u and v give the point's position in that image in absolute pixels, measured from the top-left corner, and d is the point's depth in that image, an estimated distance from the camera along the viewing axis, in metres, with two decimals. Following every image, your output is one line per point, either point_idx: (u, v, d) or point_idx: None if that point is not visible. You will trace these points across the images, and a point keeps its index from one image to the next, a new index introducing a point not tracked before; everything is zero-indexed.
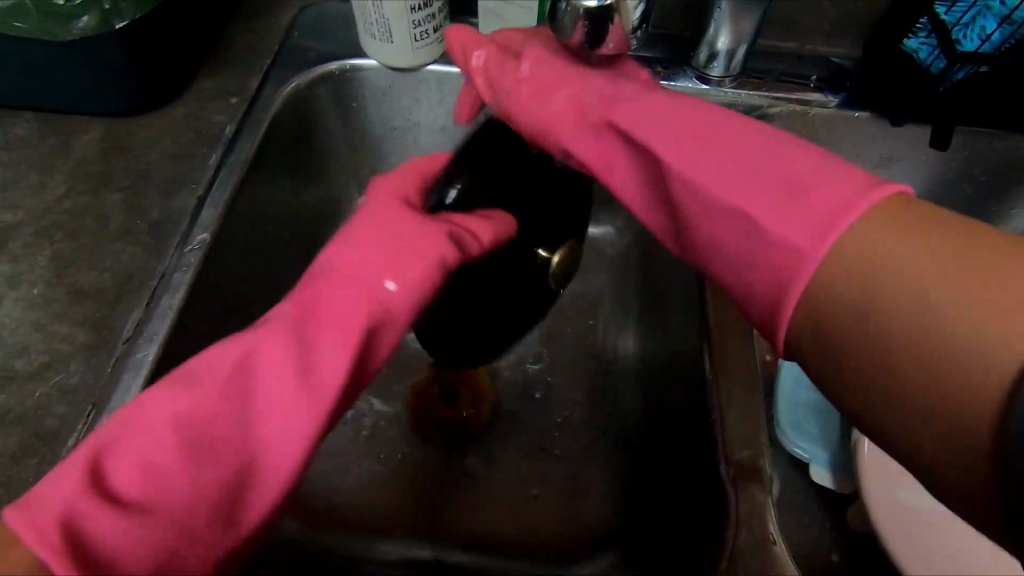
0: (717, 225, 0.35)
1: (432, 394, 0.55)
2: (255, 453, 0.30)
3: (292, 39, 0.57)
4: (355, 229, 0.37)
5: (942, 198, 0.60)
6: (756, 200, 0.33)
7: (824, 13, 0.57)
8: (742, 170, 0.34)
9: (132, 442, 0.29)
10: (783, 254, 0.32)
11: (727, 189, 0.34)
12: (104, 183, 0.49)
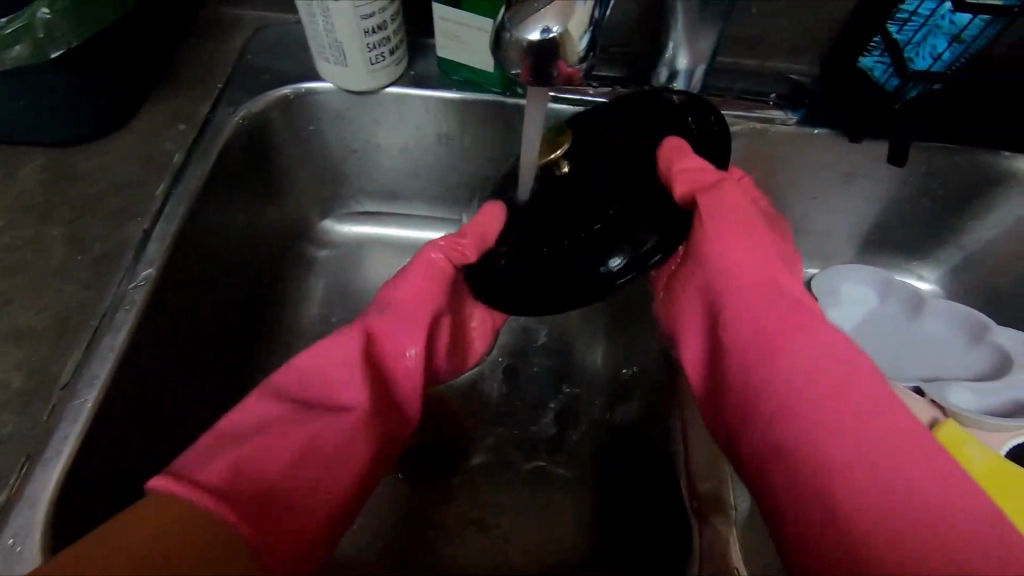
0: (798, 430, 0.36)
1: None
2: (333, 395, 0.41)
3: (245, 63, 0.56)
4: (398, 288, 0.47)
5: (902, 212, 0.61)
6: (875, 434, 0.34)
7: (782, 30, 0.57)
8: (868, 402, 0.35)
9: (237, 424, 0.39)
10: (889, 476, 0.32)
11: (830, 402, 0.36)
12: (45, 216, 0.47)
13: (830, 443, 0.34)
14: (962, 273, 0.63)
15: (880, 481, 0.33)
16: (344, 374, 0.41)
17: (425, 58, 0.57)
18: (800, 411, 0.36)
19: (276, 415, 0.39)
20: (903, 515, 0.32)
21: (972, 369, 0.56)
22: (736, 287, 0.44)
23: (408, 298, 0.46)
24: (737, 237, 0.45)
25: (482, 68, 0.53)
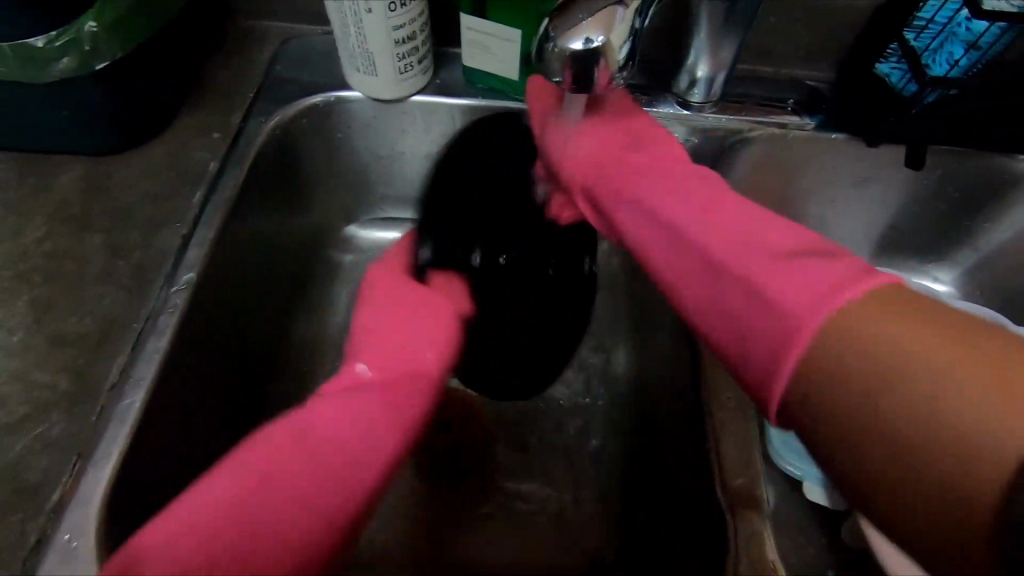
0: (667, 269, 0.37)
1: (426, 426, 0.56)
2: (325, 479, 0.35)
3: (274, 73, 0.57)
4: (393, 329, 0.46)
5: (917, 215, 0.62)
6: (740, 234, 0.34)
7: (798, 40, 0.58)
8: (708, 209, 0.37)
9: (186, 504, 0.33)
10: (761, 271, 0.32)
11: (706, 219, 0.36)
12: (85, 224, 0.48)
13: (699, 265, 0.35)
14: (978, 275, 0.64)
15: (762, 259, 0.32)
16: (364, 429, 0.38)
17: (450, 67, 0.58)
18: (670, 246, 0.37)
19: (262, 461, 0.35)
20: (752, 305, 0.31)
21: None
22: (585, 161, 0.47)
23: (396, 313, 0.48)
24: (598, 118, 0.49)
25: (506, 76, 0.55)
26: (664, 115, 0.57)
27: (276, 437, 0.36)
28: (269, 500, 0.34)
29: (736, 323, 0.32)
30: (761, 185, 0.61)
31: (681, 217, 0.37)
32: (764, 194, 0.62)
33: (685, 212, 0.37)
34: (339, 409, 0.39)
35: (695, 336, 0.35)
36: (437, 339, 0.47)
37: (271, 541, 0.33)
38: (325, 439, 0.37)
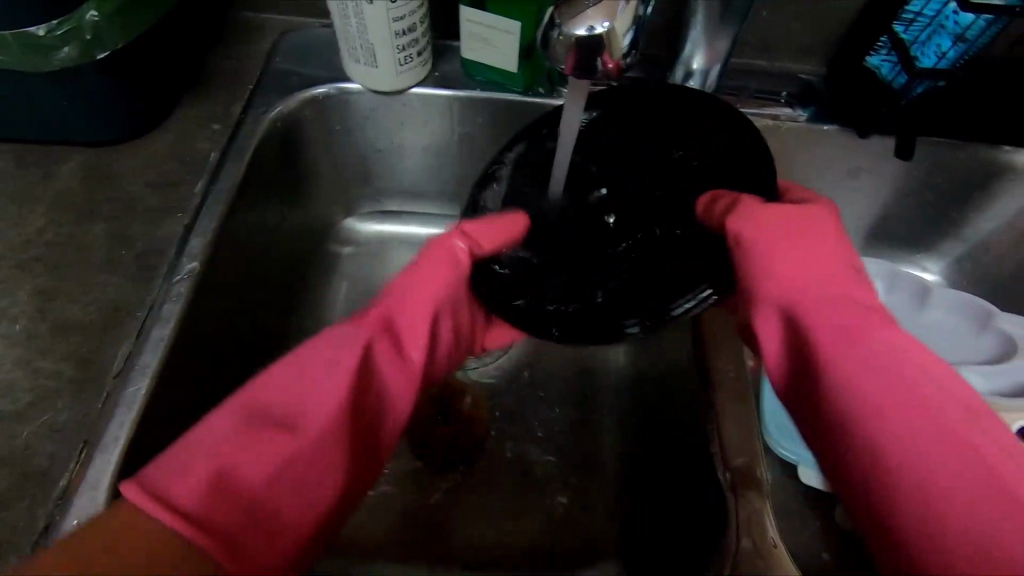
0: (883, 445, 0.36)
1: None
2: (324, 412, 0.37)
3: (274, 65, 0.57)
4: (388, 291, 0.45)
5: (906, 206, 0.63)
6: (943, 443, 0.36)
7: (790, 34, 0.60)
8: (929, 410, 0.37)
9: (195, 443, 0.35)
10: (982, 512, 0.34)
11: (955, 417, 0.36)
12: (87, 213, 0.48)
13: (919, 460, 0.35)
14: (965, 263, 0.65)
15: (1014, 498, 0.34)
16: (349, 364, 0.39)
17: (449, 60, 0.59)
18: (885, 432, 0.37)
19: (251, 406, 0.37)
20: (986, 526, 0.34)
21: (980, 354, 0.59)
22: (782, 290, 0.43)
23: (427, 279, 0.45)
24: (787, 234, 0.43)
25: (504, 68, 0.55)
26: None
27: (279, 378, 0.39)
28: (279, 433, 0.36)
29: (948, 519, 0.34)
30: None
31: (877, 400, 0.37)
32: None
33: (936, 394, 0.37)
34: (322, 351, 0.40)
35: (874, 499, 0.36)
36: (435, 289, 0.45)
37: (275, 463, 0.35)
38: (318, 376, 0.39)
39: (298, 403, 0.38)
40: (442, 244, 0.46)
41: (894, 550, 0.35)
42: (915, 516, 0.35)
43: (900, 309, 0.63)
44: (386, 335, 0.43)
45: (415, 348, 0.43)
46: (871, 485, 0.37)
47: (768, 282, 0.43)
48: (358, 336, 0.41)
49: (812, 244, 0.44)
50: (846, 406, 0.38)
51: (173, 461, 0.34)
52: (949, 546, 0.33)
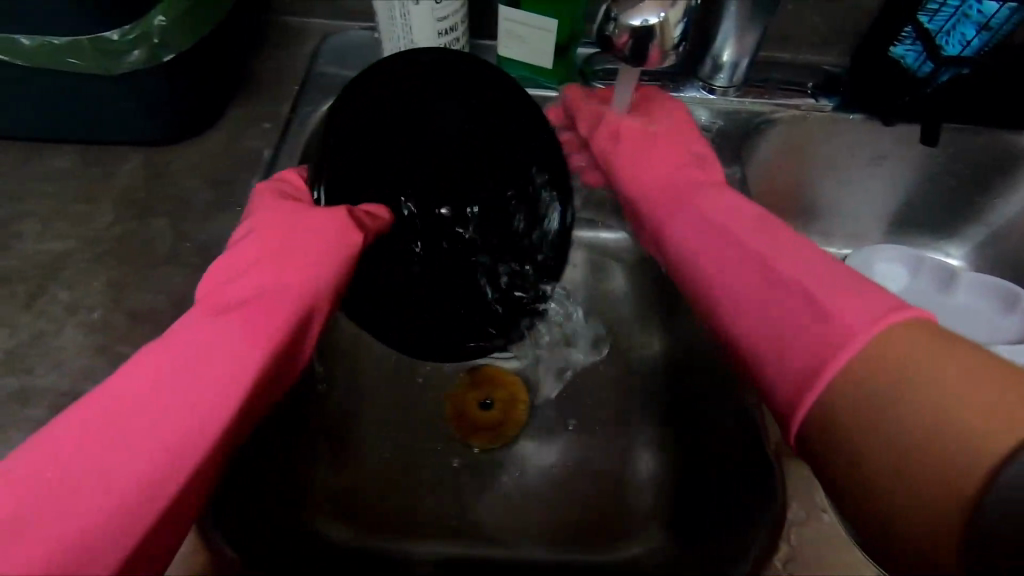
0: (697, 282, 0.40)
1: (468, 403, 0.58)
2: (167, 443, 0.30)
3: (317, 66, 0.60)
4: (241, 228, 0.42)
5: (930, 192, 0.65)
6: (762, 266, 0.36)
7: (814, 26, 0.61)
8: (728, 241, 0.39)
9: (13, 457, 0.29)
10: (810, 321, 0.33)
11: (761, 236, 0.38)
12: (149, 209, 0.50)
13: (732, 284, 0.37)
14: (988, 248, 0.67)
15: (767, 268, 0.36)
16: (218, 368, 0.33)
17: (485, 58, 0.61)
18: (697, 264, 0.40)
19: (71, 419, 0.30)
20: (792, 322, 0.33)
21: (1008, 335, 0.61)
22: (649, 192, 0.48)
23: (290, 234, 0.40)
24: (640, 146, 0.50)
25: (538, 64, 0.58)
26: (689, 99, 0.60)
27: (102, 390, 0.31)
28: (104, 454, 0.29)
29: (755, 327, 0.35)
30: (782, 166, 0.64)
31: (699, 246, 0.40)
32: (784, 175, 0.65)
33: (727, 240, 0.39)
34: (171, 342, 0.34)
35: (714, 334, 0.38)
36: (305, 253, 0.39)
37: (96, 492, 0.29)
38: (158, 393, 0.31)
39: (136, 405, 0.31)
40: (292, 194, 0.44)
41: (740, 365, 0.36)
42: (738, 332, 0.36)
43: (926, 293, 0.65)
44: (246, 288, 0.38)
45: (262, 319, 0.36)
46: (711, 319, 0.38)
47: (632, 189, 0.49)
48: (219, 325, 0.35)
49: (665, 152, 0.49)
50: (680, 261, 0.42)
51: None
52: (766, 346, 0.34)
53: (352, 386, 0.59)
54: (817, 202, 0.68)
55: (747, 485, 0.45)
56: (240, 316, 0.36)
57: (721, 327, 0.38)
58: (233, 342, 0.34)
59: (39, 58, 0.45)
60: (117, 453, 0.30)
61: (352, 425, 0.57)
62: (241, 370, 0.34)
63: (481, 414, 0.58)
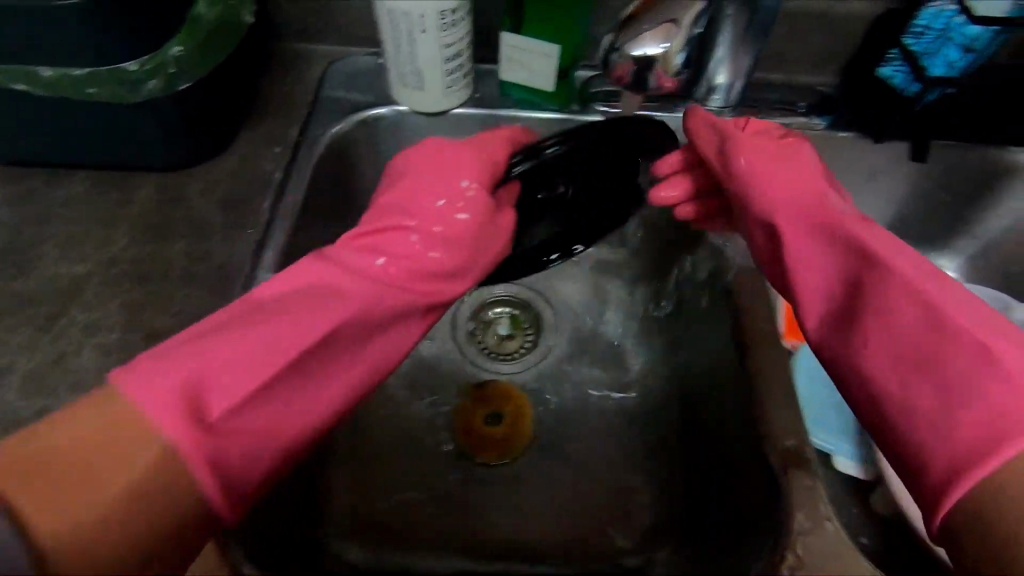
0: (876, 317, 0.36)
1: (475, 416, 0.60)
2: (337, 400, 0.36)
3: (325, 91, 0.61)
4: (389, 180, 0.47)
5: (921, 207, 0.67)
6: (942, 306, 0.34)
7: (805, 47, 0.63)
8: (913, 280, 0.35)
9: (255, 334, 0.34)
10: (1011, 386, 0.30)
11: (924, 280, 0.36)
12: (164, 232, 0.51)
13: (932, 329, 0.33)
14: (979, 260, 0.69)
15: (934, 318, 0.34)
16: (381, 342, 0.40)
17: (488, 82, 0.63)
18: (897, 310, 0.35)
19: (301, 336, 0.35)
20: (983, 372, 0.31)
21: None
22: (780, 208, 0.44)
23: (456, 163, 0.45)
24: (769, 156, 0.46)
25: (541, 88, 0.60)
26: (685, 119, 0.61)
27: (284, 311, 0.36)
28: (284, 388, 0.34)
29: (943, 373, 0.32)
30: None
31: (881, 274, 0.36)
32: None
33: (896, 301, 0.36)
34: (377, 290, 0.40)
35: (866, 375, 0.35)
36: (473, 240, 0.44)
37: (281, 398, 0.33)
38: (338, 343, 0.37)
39: (324, 353, 0.36)
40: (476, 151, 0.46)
41: (892, 432, 0.33)
42: (903, 369, 0.34)
43: None
44: (426, 256, 0.43)
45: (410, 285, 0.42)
46: (878, 350, 0.35)
47: (765, 198, 0.44)
48: (435, 285, 0.43)
49: (806, 172, 0.46)
50: (841, 287, 0.39)
51: (183, 348, 0.32)
52: (954, 405, 0.31)
53: (362, 404, 0.60)
54: None
55: (753, 496, 0.46)
56: (396, 273, 0.41)
57: (882, 361, 0.34)
58: (397, 314, 0.41)
59: (59, 88, 0.46)
60: (292, 392, 0.34)
61: (363, 441, 0.58)
62: (397, 347, 0.41)
63: (488, 429, 0.59)
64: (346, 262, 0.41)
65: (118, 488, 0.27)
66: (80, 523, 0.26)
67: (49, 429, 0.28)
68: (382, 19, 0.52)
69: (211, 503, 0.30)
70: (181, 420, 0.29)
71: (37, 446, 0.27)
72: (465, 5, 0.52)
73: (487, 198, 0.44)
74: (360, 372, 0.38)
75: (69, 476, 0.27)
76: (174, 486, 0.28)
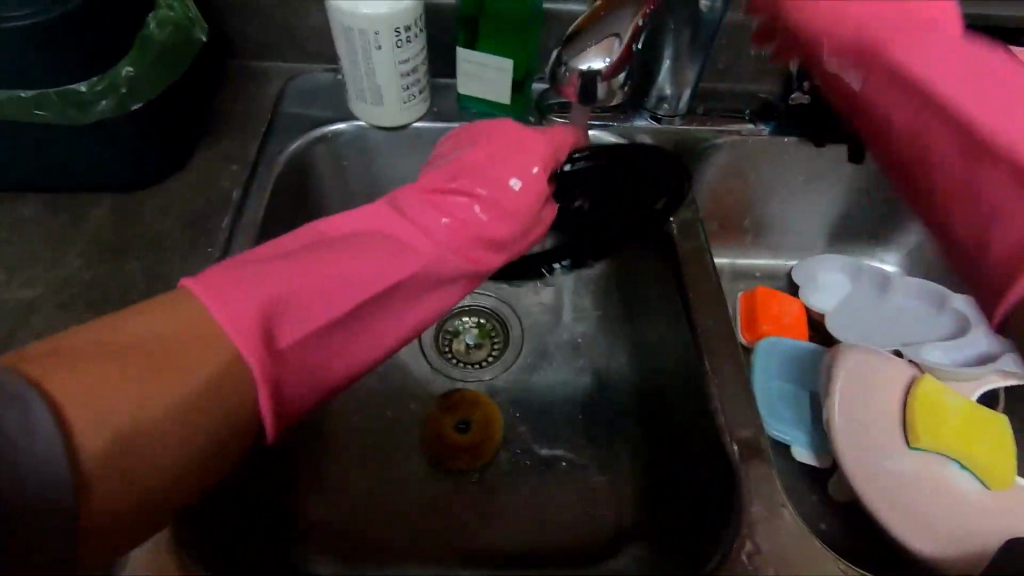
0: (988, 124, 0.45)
1: (445, 426, 0.59)
2: (393, 337, 0.46)
3: (283, 108, 0.62)
4: (491, 136, 0.51)
5: (862, 205, 0.71)
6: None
7: (746, 58, 0.67)
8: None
9: (322, 266, 0.42)
10: None
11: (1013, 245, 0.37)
12: (119, 252, 0.51)
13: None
14: (918, 253, 0.73)
15: None
16: (428, 301, 0.48)
17: (445, 96, 0.64)
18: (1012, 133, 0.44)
19: (368, 275, 0.44)
20: None
21: (942, 330, 0.66)
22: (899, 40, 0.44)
23: (507, 149, 0.50)
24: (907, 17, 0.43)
25: (497, 100, 0.61)
26: (637, 127, 0.64)
27: (363, 253, 0.44)
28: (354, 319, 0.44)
29: None
30: (730, 186, 0.69)
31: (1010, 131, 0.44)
32: (732, 194, 0.69)
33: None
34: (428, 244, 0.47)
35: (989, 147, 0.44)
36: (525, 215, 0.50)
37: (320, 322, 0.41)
38: (398, 289, 0.45)
39: (392, 293, 0.45)
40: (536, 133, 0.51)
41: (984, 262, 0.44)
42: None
43: (866, 297, 0.70)
44: (479, 217, 0.48)
45: (457, 247, 0.48)
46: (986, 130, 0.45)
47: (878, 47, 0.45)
48: (475, 247, 0.48)
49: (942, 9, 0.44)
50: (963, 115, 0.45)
51: (283, 270, 0.41)
52: None
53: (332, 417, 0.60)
54: (764, 219, 0.73)
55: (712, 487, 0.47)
56: (456, 233, 0.48)
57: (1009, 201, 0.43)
58: (450, 275, 0.48)
59: (8, 109, 0.45)
60: (355, 329, 0.44)
61: (335, 454, 0.58)
62: (443, 305, 0.48)
63: (459, 437, 0.59)
64: (413, 217, 0.48)
65: (168, 404, 0.33)
66: (141, 428, 0.32)
67: (94, 356, 0.33)
68: (337, 37, 0.53)
69: (251, 418, 0.37)
70: (252, 341, 0.37)
71: (90, 356, 0.33)
72: (418, 21, 0.53)
73: (523, 176, 0.49)
74: (412, 318, 0.47)
75: (133, 377, 0.33)
76: (220, 408, 0.35)
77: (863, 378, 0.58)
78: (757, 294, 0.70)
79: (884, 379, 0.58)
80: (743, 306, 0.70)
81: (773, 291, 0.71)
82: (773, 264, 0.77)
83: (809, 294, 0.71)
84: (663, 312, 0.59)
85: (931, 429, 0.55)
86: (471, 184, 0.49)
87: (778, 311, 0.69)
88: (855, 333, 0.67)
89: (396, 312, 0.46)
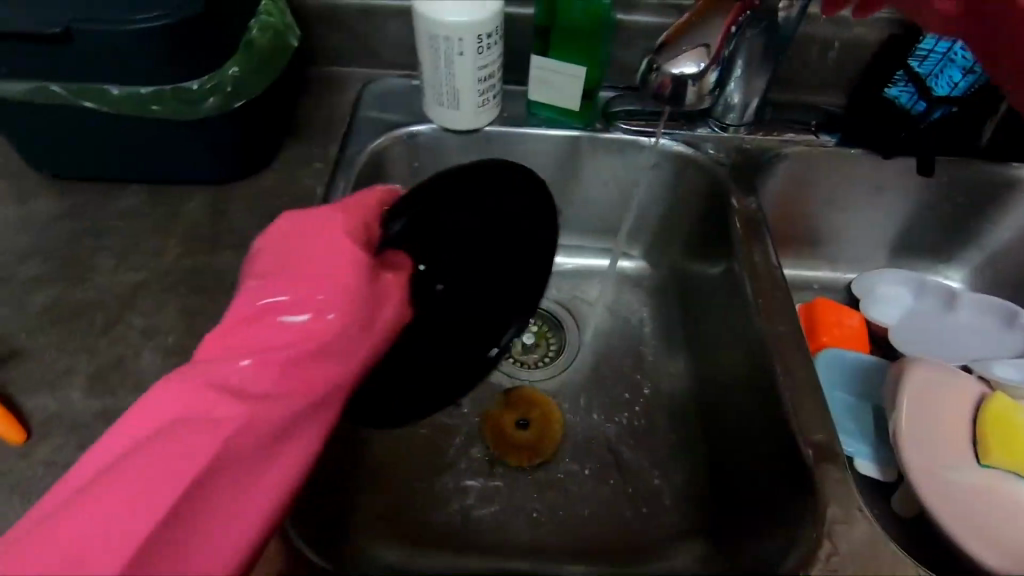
0: None
1: (506, 421, 0.61)
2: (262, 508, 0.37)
3: (360, 111, 0.65)
4: (256, 256, 0.43)
5: (928, 219, 0.70)
6: None
7: (811, 70, 0.67)
8: None
9: (116, 486, 0.32)
10: None
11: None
12: (213, 242, 0.54)
13: None
14: (985, 270, 0.72)
15: None
16: (286, 451, 0.39)
17: (514, 102, 0.66)
18: None
19: (172, 472, 0.33)
20: None
21: (1012, 348, 0.64)
22: None
23: (323, 242, 0.43)
24: None
25: (566, 106, 0.64)
26: (703, 135, 0.65)
27: (158, 448, 0.34)
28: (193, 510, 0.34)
29: None
30: (794, 197, 0.69)
31: None
32: (795, 205, 0.70)
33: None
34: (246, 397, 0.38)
35: None
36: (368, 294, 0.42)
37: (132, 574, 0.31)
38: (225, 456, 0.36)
39: (215, 472, 0.35)
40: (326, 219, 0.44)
41: None
42: None
43: (930, 312, 0.69)
44: (302, 329, 0.40)
45: (299, 377, 0.39)
46: None
47: None
48: (312, 366, 0.40)
49: None
50: None
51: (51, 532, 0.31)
52: None
53: None
54: (824, 231, 0.73)
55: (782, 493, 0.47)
56: (292, 362, 0.39)
57: None
58: (295, 412, 0.39)
59: (125, 107, 0.48)
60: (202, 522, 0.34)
61: (399, 445, 0.60)
62: (311, 439, 0.40)
63: (521, 434, 0.60)
64: (210, 373, 0.37)
65: None
66: None
67: None
68: (422, 43, 0.56)
69: None
70: None
71: None
72: (500, 31, 0.56)
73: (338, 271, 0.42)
74: (281, 471, 0.38)
75: None
76: None
77: (930, 393, 0.57)
78: (816, 305, 0.70)
79: (952, 395, 0.57)
80: (802, 317, 0.70)
81: (832, 303, 0.71)
82: (831, 276, 0.76)
83: (869, 308, 0.71)
84: (727, 318, 0.60)
85: (1004, 447, 0.54)
86: (303, 296, 0.41)
87: (838, 322, 0.68)
88: (919, 348, 0.66)
89: (251, 490, 0.37)
